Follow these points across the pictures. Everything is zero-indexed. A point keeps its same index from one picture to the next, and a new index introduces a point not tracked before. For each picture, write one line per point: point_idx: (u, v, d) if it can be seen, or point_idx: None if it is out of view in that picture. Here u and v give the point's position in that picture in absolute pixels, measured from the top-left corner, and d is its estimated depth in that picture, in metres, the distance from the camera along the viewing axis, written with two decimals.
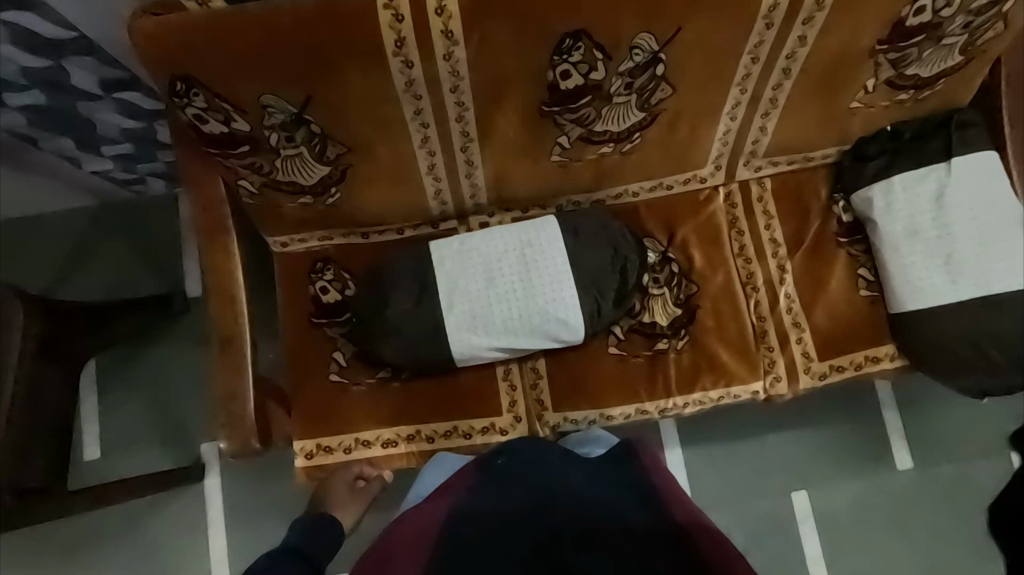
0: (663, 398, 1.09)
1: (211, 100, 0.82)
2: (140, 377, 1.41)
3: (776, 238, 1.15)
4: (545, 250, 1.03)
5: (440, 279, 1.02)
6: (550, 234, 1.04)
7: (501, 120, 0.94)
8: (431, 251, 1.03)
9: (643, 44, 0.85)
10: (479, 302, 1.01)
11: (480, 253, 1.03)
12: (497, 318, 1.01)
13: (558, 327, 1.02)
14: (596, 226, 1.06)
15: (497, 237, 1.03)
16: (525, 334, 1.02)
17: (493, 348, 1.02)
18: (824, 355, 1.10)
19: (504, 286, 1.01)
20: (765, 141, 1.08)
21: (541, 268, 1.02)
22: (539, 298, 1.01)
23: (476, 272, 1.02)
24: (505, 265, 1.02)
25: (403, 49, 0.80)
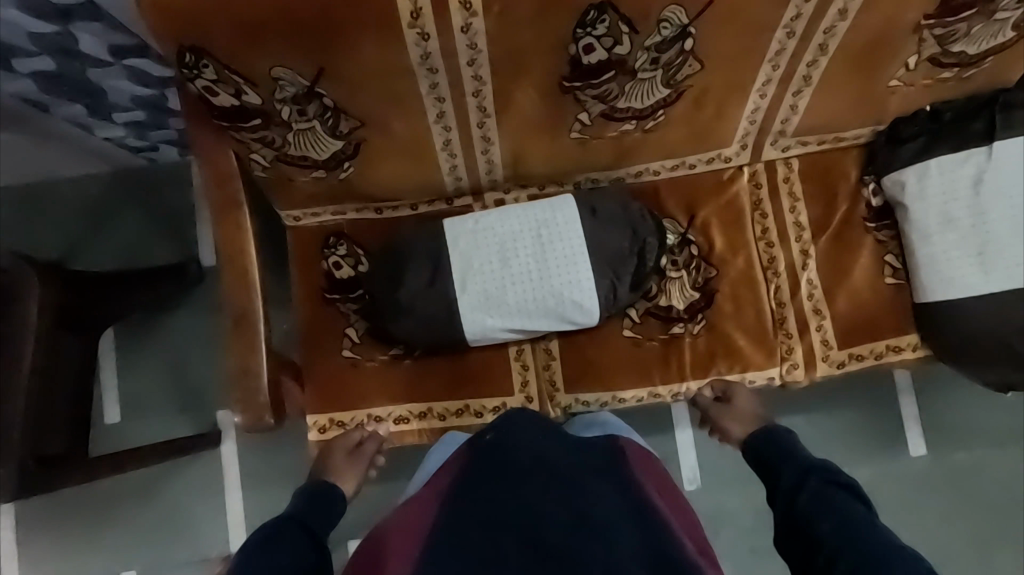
0: (677, 382, 1.08)
1: (221, 71, 0.79)
2: (158, 344, 1.43)
3: (801, 221, 1.11)
4: (562, 231, 1.00)
5: (454, 259, 1.00)
6: (567, 214, 1.01)
7: (519, 96, 0.91)
8: (445, 228, 1.01)
9: (672, 17, 0.80)
10: (494, 284, 0.99)
11: (494, 233, 1.00)
12: (511, 300, 0.99)
13: (573, 310, 1.00)
14: (615, 206, 1.03)
15: (512, 216, 1.01)
16: (539, 316, 1.00)
17: (507, 330, 1.01)
18: (843, 343, 1.08)
19: (519, 267, 0.99)
20: (795, 121, 1.03)
21: (557, 249, 1.00)
22: (554, 281, 0.99)
23: (490, 252, 1.00)
24: (519, 246, 1.00)
25: (419, 21, 0.76)
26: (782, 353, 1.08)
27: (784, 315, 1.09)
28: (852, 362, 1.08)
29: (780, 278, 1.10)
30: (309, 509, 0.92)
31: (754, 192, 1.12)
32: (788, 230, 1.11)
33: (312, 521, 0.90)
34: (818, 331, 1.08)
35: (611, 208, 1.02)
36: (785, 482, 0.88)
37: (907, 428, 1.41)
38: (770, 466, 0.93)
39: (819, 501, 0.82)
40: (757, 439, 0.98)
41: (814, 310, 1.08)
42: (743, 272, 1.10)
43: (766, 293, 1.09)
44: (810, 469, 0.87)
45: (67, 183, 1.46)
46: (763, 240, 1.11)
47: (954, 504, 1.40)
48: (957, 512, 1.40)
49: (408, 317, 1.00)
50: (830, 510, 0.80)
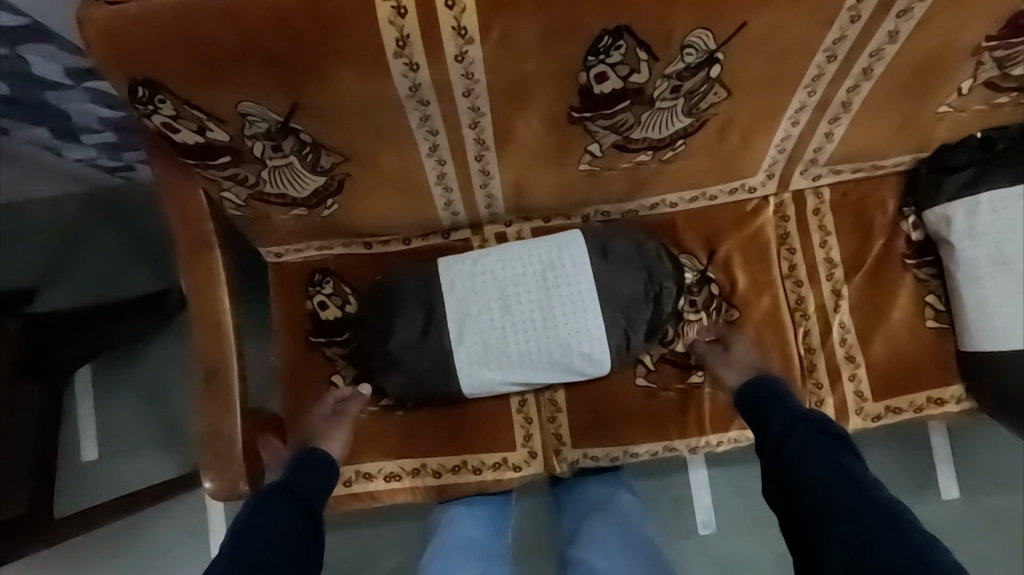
0: (695, 436, 0.99)
1: (180, 107, 0.69)
2: (139, 375, 1.34)
3: (833, 257, 1.01)
4: (569, 274, 0.90)
5: (450, 306, 0.90)
6: (576, 254, 0.91)
7: (522, 127, 0.80)
8: (439, 270, 0.91)
9: (698, 43, 0.70)
10: (494, 334, 0.90)
11: (494, 276, 0.91)
12: (513, 352, 0.90)
13: (581, 362, 0.91)
14: (628, 245, 0.93)
15: (514, 258, 0.91)
16: (544, 369, 0.91)
17: (508, 383, 0.92)
18: (879, 395, 0.98)
19: (522, 315, 0.90)
20: (830, 149, 0.93)
21: (564, 295, 0.90)
22: (560, 331, 0.89)
23: (490, 299, 0.90)
24: (522, 291, 0.90)
25: (406, 49, 0.66)
26: (811, 404, 0.98)
27: (813, 362, 0.99)
28: (889, 415, 0.98)
29: (809, 320, 1.00)
30: (294, 472, 0.82)
31: (781, 225, 1.01)
32: (818, 267, 1.01)
33: (300, 487, 0.80)
34: (852, 381, 0.98)
35: (624, 247, 0.92)
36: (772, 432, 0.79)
37: (939, 470, 1.31)
38: (758, 414, 0.83)
39: (808, 450, 0.75)
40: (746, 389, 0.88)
41: (847, 357, 0.98)
42: (769, 314, 1.00)
43: (794, 338, 0.99)
44: (801, 417, 0.79)
45: (40, 204, 1.36)
46: (790, 278, 1.01)
47: (990, 552, 1.30)
48: (994, 561, 1.30)
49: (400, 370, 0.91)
50: (820, 461, 0.73)
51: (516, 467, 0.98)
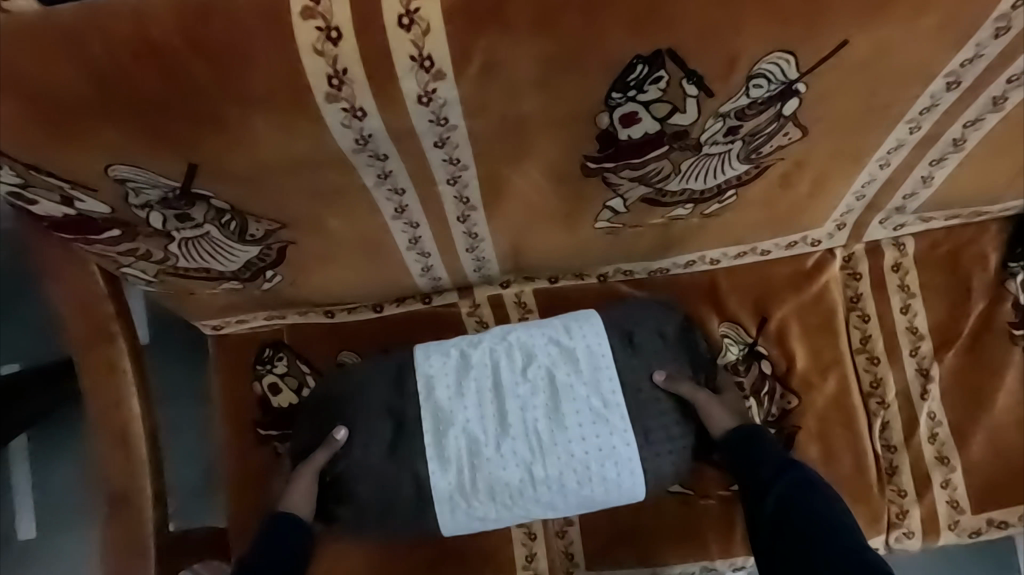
0: (742, 555, 0.78)
1: (27, 173, 0.48)
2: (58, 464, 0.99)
3: (918, 327, 0.79)
4: (583, 369, 0.70)
5: (429, 410, 0.69)
6: (594, 342, 0.71)
7: (520, 181, 0.59)
8: (416, 359, 0.71)
9: (773, 71, 0.48)
10: (485, 450, 0.68)
11: (489, 370, 0.70)
12: (508, 475, 0.68)
13: (602, 492, 0.68)
14: (658, 329, 0.74)
15: (513, 345, 0.71)
16: (550, 500, 0.69)
17: (505, 515, 0.69)
18: (980, 506, 0.76)
19: (521, 424, 0.69)
20: (925, 195, 0.71)
21: (577, 398, 0.69)
22: (573, 446, 0.68)
23: (483, 401, 0.69)
24: (521, 390, 0.69)
25: (345, 88, 0.45)
26: (891, 516, 0.77)
27: (895, 463, 0.77)
28: (991, 530, 0.77)
29: (889, 409, 0.78)
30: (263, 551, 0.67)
31: (851, 285, 0.80)
32: (899, 340, 0.79)
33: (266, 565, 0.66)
34: (944, 488, 0.77)
35: (650, 331, 0.73)
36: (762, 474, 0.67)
37: None
38: (745, 454, 0.69)
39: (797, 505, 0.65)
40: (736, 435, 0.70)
41: (938, 458, 0.77)
42: (837, 400, 0.78)
43: (869, 430, 0.78)
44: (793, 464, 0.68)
45: None
46: (863, 353, 0.79)
47: None
48: None
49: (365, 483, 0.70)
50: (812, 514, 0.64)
51: None
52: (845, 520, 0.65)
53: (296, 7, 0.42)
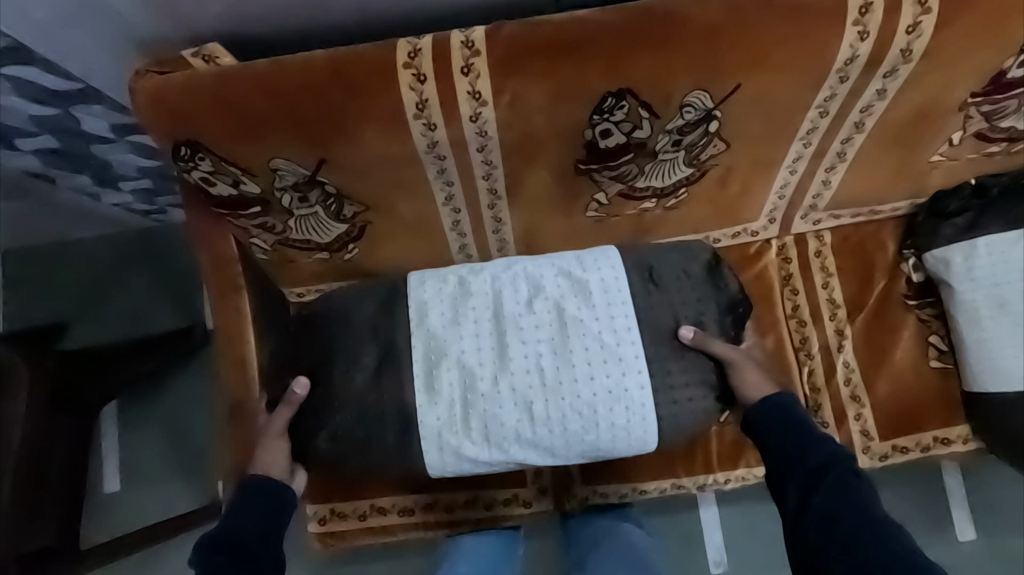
0: (703, 474, 1.00)
1: (217, 163, 0.76)
2: (156, 411, 1.39)
3: (836, 299, 1.03)
4: (600, 311, 0.82)
5: (422, 331, 0.83)
6: (602, 280, 0.83)
7: (533, 178, 0.85)
8: (407, 285, 0.86)
9: (696, 102, 0.75)
10: (490, 364, 0.81)
11: (494, 300, 0.83)
12: (520, 402, 0.79)
13: (608, 428, 0.80)
14: (675, 274, 0.87)
15: (528, 282, 0.84)
16: (560, 431, 0.80)
17: (508, 431, 0.80)
18: (885, 435, 0.99)
19: (529, 344, 0.81)
20: (828, 195, 0.96)
21: (584, 326, 0.81)
22: (586, 383, 0.80)
23: (488, 329, 0.82)
24: (538, 326, 0.82)
25: (425, 111, 0.72)
26: None
27: (819, 402, 1.01)
28: (895, 454, 1.00)
29: (813, 360, 1.02)
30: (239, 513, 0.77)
31: (784, 267, 1.04)
32: (821, 308, 1.03)
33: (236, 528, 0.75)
34: (857, 420, 1.00)
35: (669, 279, 0.86)
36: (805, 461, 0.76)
37: (953, 510, 1.29)
38: (786, 438, 0.79)
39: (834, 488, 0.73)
40: (774, 407, 0.81)
41: (852, 397, 1.00)
42: (774, 354, 1.02)
43: (799, 377, 1.02)
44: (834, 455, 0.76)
45: (75, 245, 1.44)
46: (794, 318, 1.04)
47: None
48: None
49: (378, 405, 0.83)
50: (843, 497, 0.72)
51: (526, 503, 1.01)
52: (861, 491, 0.72)
53: (400, 62, 0.70)
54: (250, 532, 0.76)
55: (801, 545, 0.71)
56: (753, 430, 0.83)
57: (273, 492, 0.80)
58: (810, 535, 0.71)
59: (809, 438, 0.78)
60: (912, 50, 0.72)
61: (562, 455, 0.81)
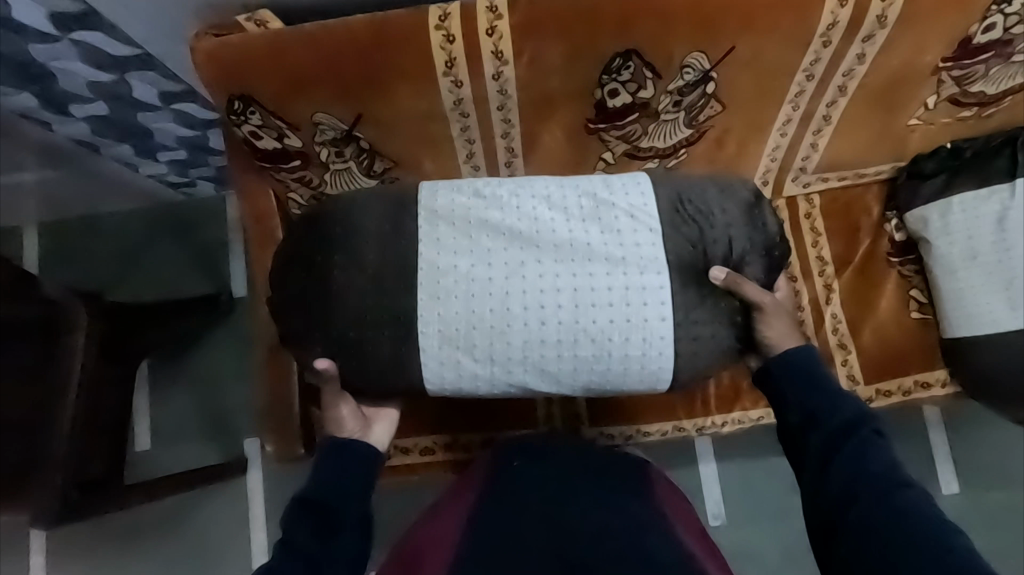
0: (701, 417, 1.09)
1: (266, 117, 0.86)
2: (188, 371, 1.43)
3: (824, 256, 1.12)
4: (625, 237, 0.77)
5: (429, 244, 0.78)
6: (630, 207, 0.78)
7: (546, 136, 0.94)
8: (418, 195, 0.81)
9: (695, 63, 0.84)
10: (501, 283, 0.76)
11: (512, 216, 0.78)
12: (529, 322, 0.76)
13: (621, 359, 0.77)
14: (710, 207, 0.80)
15: (549, 200, 0.79)
16: (569, 356, 0.77)
17: (515, 353, 0.76)
18: (870, 379, 1.08)
19: (547, 264, 0.76)
20: (817, 158, 1.05)
21: (606, 251, 0.77)
22: (603, 310, 0.75)
23: (502, 246, 0.77)
24: (557, 245, 0.77)
25: (453, 69, 0.82)
26: None
27: None
28: (879, 398, 1.08)
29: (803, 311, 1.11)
30: (322, 476, 0.76)
31: None
32: (811, 265, 1.12)
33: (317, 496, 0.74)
34: (844, 366, 1.08)
35: (703, 213, 0.79)
36: (827, 419, 0.71)
37: (940, 467, 1.31)
38: (805, 393, 0.74)
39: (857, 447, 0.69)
40: (795, 362, 0.76)
41: (839, 344, 1.09)
42: None
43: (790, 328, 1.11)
44: (857, 413, 0.72)
45: (105, 219, 1.50)
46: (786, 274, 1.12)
47: (1009, 549, 1.29)
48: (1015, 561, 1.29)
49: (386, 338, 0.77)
50: (865, 457, 0.68)
51: None
52: (881, 451, 0.69)
53: (431, 24, 0.79)
54: (330, 490, 0.75)
55: (819, 507, 0.68)
56: (768, 383, 0.77)
57: (359, 455, 0.78)
58: (829, 498, 0.68)
59: (829, 393, 0.74)
60: (887, 17, 0.81)
61: (568, 383, 0.78)
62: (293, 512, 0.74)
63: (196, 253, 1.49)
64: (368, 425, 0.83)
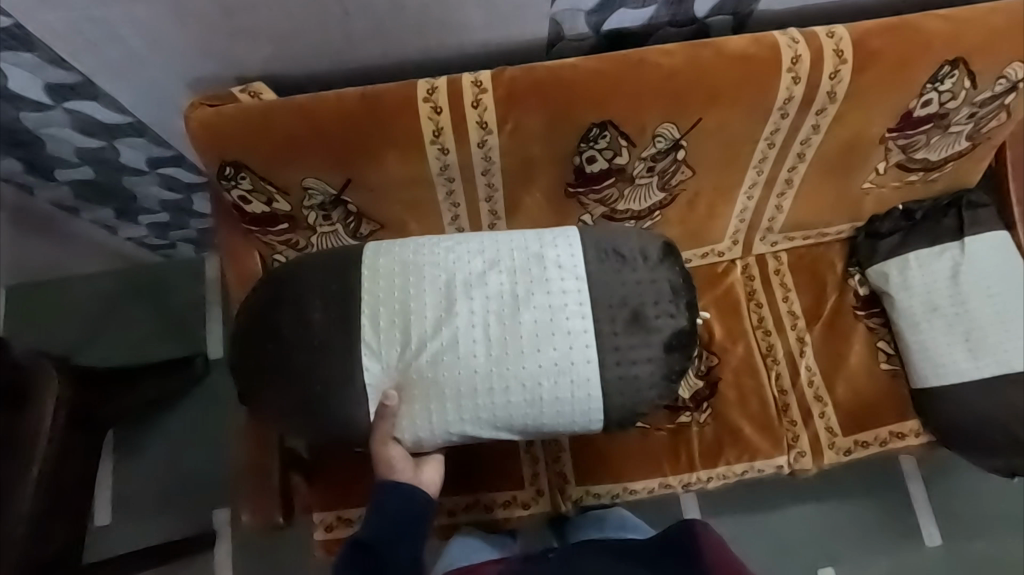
0: (688, 472, 1.09)
1: (256, 182, 0.89)
2: (156, 435, 1.38)
3: (795, 311, 1.16)
4: (552, 285, 0.75)
5: (369, 302, 0.75)
6: (560, 255, 0.77)
7: (528, 199, 0.98)
8: (363, 256, 0.78)
9: (666, 133, 0.90)
10: (432, 332, 0.74)
11: (444, 269, 0.76)
12: (461, 371, 0.73)
13: (552, 404, 0.74)
14: (636, 251, 0.78)
15: (481, 252, 0.77)
16: (502, 404, 0.74)
17: (448, 402, 0.74)
18: (847, 430, 1.11)
19: (475, 314, 0.74)
20: (781, 218, 1.11)
21: (535, 299, 0.75)
22: (531, 356, 0.73)
23: (433, 296, 0.75)
24: (486, 294, 0.75)
25: (440, 138, 0.86)
26: (789, 440, 1.11)
27: (787, 402, 1.12)
28: (857, 449, 1.11)
29: (780, 365, 1.14)
30: (377, 520, 0.76)
31: (748, 283, 1.17)
32: (783, 319, 1.16)
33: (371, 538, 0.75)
34: (821, 418, 1.11)
35: (629, 257, 0.77)
36: None
37: (917, 516, 1.32)
38: None
39: None
40: None
41: (815, 398, 1.12)
42: (745, 360, 1.14)
43: (768, 381, 1.14)
44: None
45: (77, 281, 1.47)
46: (761, 328, 1.16)
47: None
48: None
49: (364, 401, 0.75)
50: None
51: (525, 504, 1.08)
52: None
53: (419, 96, 0.84)
54: (385, 537, 0.75)
55: None
56: None
57: (406, 497, 0.77)
58: None
59: None
60: (836, 92, 0.90)
61: (504, 430, 0.76)
62: (347, 557, 0.75)
63: (172, 314, 1.46)
64: (418, 469, 0.80)
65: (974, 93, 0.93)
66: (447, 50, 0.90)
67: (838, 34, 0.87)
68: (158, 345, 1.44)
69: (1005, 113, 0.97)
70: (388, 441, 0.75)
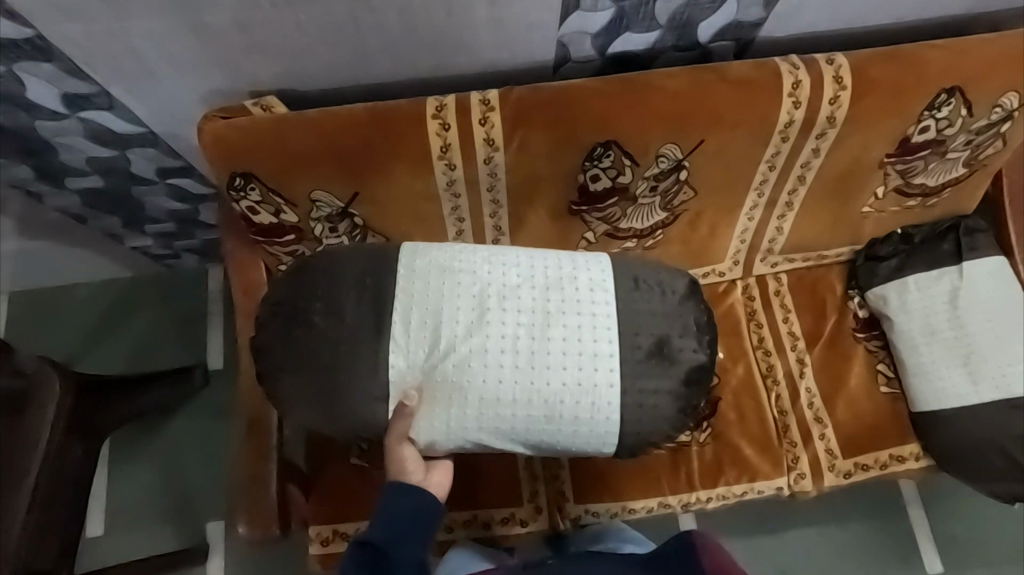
0: (687, 492, 1.09)
1: (265, 194, 0.90)
2: (155, 446, 1.37)
3: (794, 332, 1.17)
4: (583, 306, 0.76)
5: (398, 304, 0.75)
6: (592, 279, 0.77)
7: (532, 216, 0.99)
8: (397, 257, 0.78)
9: (669, 154, 0.92)
10: (460, 341, 0.74)
11: (478, 278, 0.76)
12: (486, 379, 0.73)
13: (571, 423, 0.74)
14: (663, 284, 0.79)
15: (517, 265, 0.78)
16: (522, 417, 0.74)
17: (469, 411, 0.74)
18: (847, 452, 1.11)
19: (507, 325, 0.74)
20: (782, 240, 1.12)
21: (565, 317, 0.75)
22: (556, 372, 0.74)
23: (465, 306, 0.75)
24: (520, 308, 0.75)
25: (447, 153, 0.88)
26: (789, 462, 1.11)
27: (787, 423, 1.12)
28: (858, 472, 1.10)
29: (780, 386, 1.14)
30: (383, 520, 0.75)
31: (748, 303, 1.18)
32: (783, 340, 1.16)
33: (377, 538, 0.74)
34: (822, 440, 1.11)
35: (656, 286, 0.78)
36: None
37: (917, 542, 1.31)
38: None
39: None
40: None
41: (816, 419, 1.12)
42: (745, 381, 1.14)
43: (768, 402, 1.14)
44: None
45: (80, 288, 1.48)
46: (760, 349, 1.16)
47: None
48: None
49: (363, 416, 0.75)
50: None
51: (524, 521, 1.08)
52: None
53: (429, 113, 0.85)
54: (390, 541, 0.74)
55: None
56: None
57: (412, 496, 0.77)
58: None
59: None
60: (836, 117, 0.92)
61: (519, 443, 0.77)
62: (354, 557, 0.74)
63: (174, 324, 1.46)
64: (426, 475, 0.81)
65: (971, 121, 0.95)
66: (455, 69, 0.92)
67: (838, 62, 0.89)
68: (159, 354, 1.44)
69: (1002, 141, 0.99)
70: (403, 442, 0.75)
